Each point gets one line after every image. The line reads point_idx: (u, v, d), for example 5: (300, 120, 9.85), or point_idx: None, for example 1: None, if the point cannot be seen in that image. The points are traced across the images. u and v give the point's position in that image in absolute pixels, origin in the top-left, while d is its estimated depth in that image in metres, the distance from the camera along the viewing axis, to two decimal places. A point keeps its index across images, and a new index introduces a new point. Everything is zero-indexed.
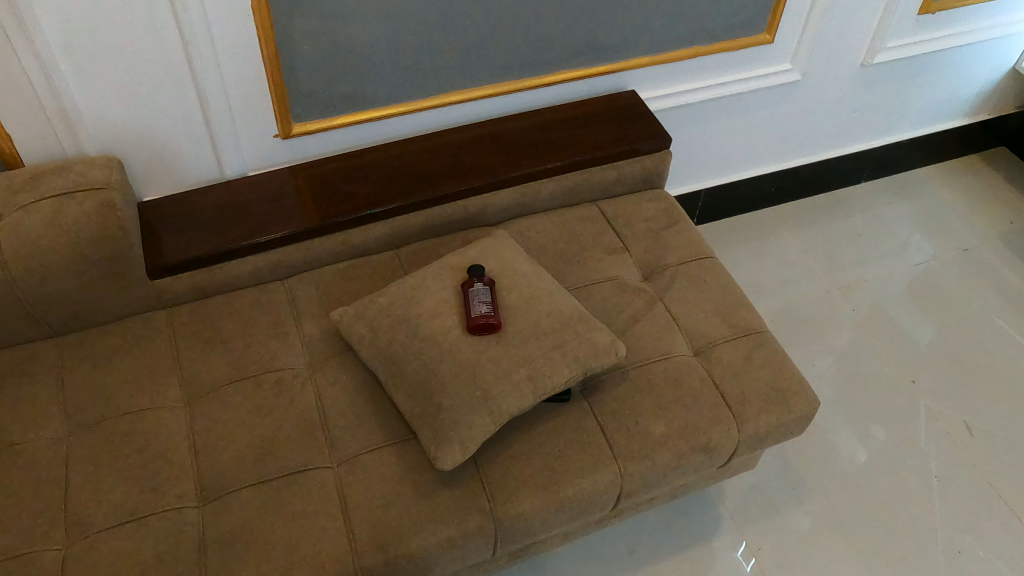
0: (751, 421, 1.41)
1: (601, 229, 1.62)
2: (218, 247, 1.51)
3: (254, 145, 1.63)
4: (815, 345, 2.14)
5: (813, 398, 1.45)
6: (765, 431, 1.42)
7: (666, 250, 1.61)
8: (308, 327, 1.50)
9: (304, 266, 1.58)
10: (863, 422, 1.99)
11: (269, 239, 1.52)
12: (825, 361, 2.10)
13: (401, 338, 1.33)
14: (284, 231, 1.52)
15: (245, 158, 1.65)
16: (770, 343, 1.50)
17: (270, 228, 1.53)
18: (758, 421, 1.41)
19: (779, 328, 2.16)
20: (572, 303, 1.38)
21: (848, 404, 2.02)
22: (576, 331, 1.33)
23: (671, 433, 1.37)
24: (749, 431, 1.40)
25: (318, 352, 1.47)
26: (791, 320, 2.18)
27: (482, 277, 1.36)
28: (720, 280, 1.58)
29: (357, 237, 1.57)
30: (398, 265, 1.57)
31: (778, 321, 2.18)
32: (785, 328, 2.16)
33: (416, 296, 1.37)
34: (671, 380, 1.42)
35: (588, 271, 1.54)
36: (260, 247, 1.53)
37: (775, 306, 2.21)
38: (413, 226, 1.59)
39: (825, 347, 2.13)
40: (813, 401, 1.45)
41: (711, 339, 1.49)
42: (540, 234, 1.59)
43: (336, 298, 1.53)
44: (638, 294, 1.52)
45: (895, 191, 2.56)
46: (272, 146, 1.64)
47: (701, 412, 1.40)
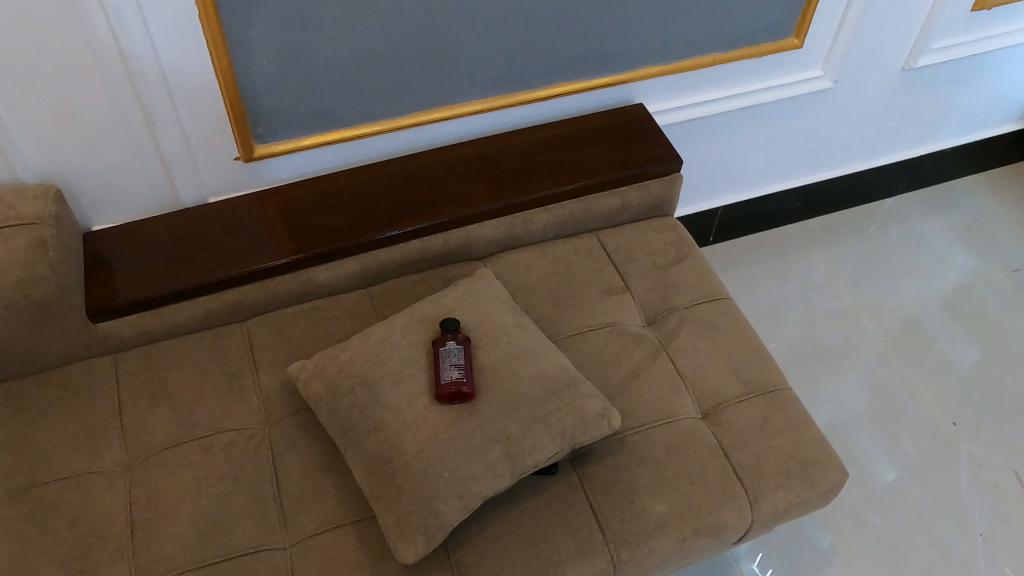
0: (768, 497, 1.22)
1: (600, 265, 1.43)
2: (167, 287, 1.34)
3: (212, 170, 1.46)
4: (845, 379, 1.93)
5: (838, 471, 1.27)
6: (784, 508, 1.23)
7: (673, 289, 1.42)
8: (266, 379, 1.33)
9: (265, 306, 1.41)
10: (896, 469, 1.79)
11: (224, 278, 1.35)
12: (857, 397, 1.90)
13: (361, 403, 1.15)
14: (241, 270, 1.35)
15: (204, 184, 1.47)
16: (791, 402, 1.32)
17: (226, 265, 1.37)
18: (775, 499, 1.22)
19: (806, 360, 1.96)
20: (559, 361, 1.20)
21: (882, 449, 1.82)
22: (562, 398, 1.15)
23: (672, 512, 1.19)
24: (764, 509, 1.22)
25: (275, 410, 1.30)
26: (819, 352, 1.97)
27: (455, 334, 1.18)
28: (734, 326, 1.38)
29: (323, 275, 1.39)
30: (370, 306, 1.39)
31: (803, 353, 1.97)
32: (811, 360, 1.96)
33: (381, 352, 1.19)
34: (674, 448, 1.24)
35: (583, 314, 1.36)
36: (215, 287, 1.36)
37: (800, 335, 2.01)
38: (387, 263, 1.41)
39: (857, 381, 1.93)
40: (840, 473, 1.27)
41: (723, 397, 1.30)
42: (530, 271, 1.41)
43: (298, 345, 1.36)
44: (639, 343, 1.33)
45: (934, 202, 2.33)
46: (233, 170, 1.47)
47: (709, 487, 1.22)
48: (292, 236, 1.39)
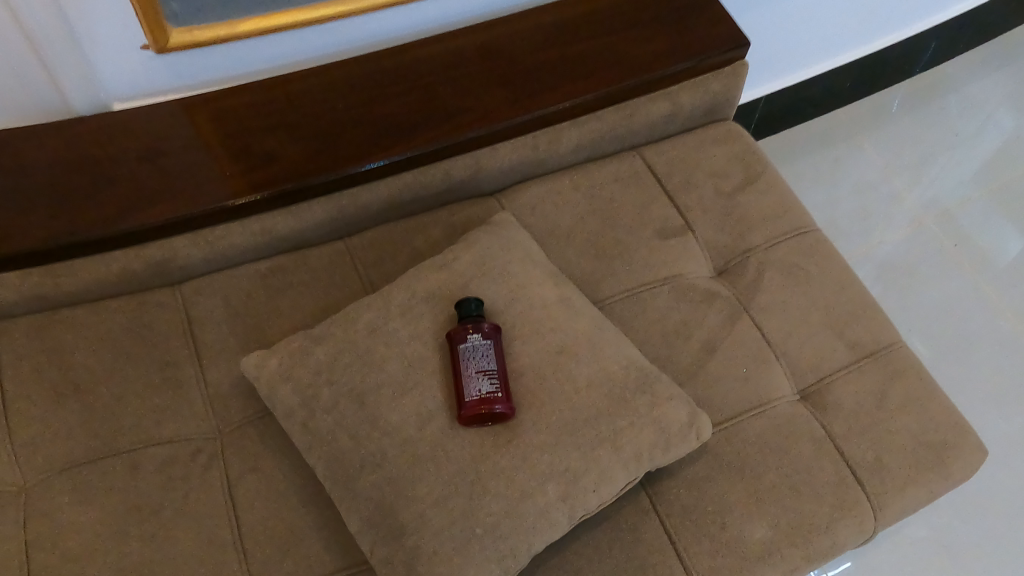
0: (896, 500, 0.95)
1: (650, 197, 1.14)
2: (63, 237, 0.96)
3: (113, 64, 1.01)
4: (916, 295, 1.63)
5: (977, 453, 0.99)
6: (913, 510, 0.97)
7: (748, 225, 1.13)
8: (212, 372, 0.98)
9: (204, 266, 1.03)
10: (976, 395, 1.51)
11: (149, 226, 0.98)
12: (929, 314, 1.61)
13: (353, 426, 0.82)
14: (166, 214, 0.98)
15: (102, 80, 1.03)
16: (911, 364, 1.04)
17: (147, 205, 0.98)
18: (903, 502, 0.95)
19: (870, 276, 1.66)
20: (621, 352, 0.88)
21: (959, 371, 1.54)
22: (635, 409, 0.84)
23: (777, 534, 0.91)
24: (890, 516, 0.95)
25: (227, 417, 0.96)
26: (886, 268, 1.67)
27: (477, 323, 0.84)
28: (828, 266, 1.11)
29: (285, 227, 1.03)
30: (351, 265, 1.05)
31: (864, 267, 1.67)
32: (877, 277, 1.66)
33: (375, 350, 0.85)
34: (770, 451, 0.96)
35: (635, 269, 1.07)
36: (137, 239, 0.99)
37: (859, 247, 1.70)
38: (374, 203, 1.06)
39: (928, 294, 1.63)
40: (979, 456, 0.99)
41: (828, 368, 1.03)
42: (563, 212, 1.11)
43: (255, 322, 1.00)
44: (712, 303, 1.06)
45: (986, 67, 2.00)
46: (143, 65, 1.03)
47: (820, 499, 0.94)
48: (240, 172, 1.02)
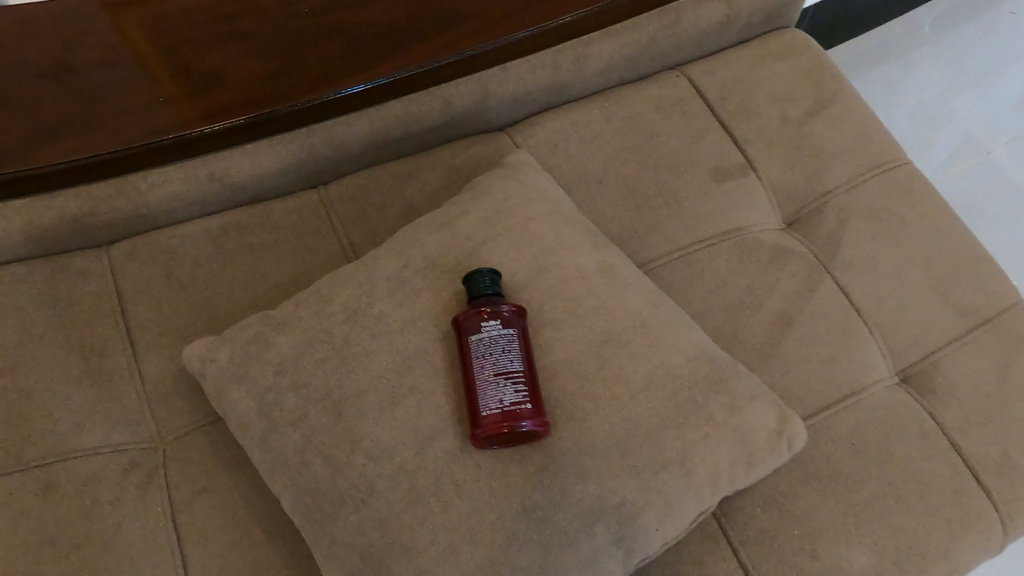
0: None
1: (702, 128, 0.90)
2: None
3: None
4: (987, 237, 1.41)
5: None
6: None
7: (825, 160, 0.90)
8: (149, 360, 0.75)
9: (138, 223, 0.79)
10: None
11: (61, 166, 0.74)
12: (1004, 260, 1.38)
13: (328, 448, 0.60)
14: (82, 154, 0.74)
15: None
16: None
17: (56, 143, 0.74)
18: None
19: None
20: (686, 338, 0.66)
21: None
22: (709, 416, 0.63)
23: (885, 563, 0.71)
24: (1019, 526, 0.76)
25: (169, 420, 0.73)
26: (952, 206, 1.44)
27: (494, 305, 0.62)
28: (926, 207, 0.89)
29: (241, 171, 0.79)
30: (326, 221, 0.82)
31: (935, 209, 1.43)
32: None
33: (356, 341, 0.63)
34: (868, 453, 0.76)
35: (687, 220, 0.85)
36: (51, 183, 0.76)
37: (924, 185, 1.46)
38: (356, 141, 0.83)
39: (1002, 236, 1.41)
40: None
41: (932, 342, 0.83)
42: (592, 150, 0.88)
43: (203, 297, 0.77)
44: (785, 263, 0.84)
45: None
46: None
47: (938, 512, 0.74)
48: (180, 99, 0.77)
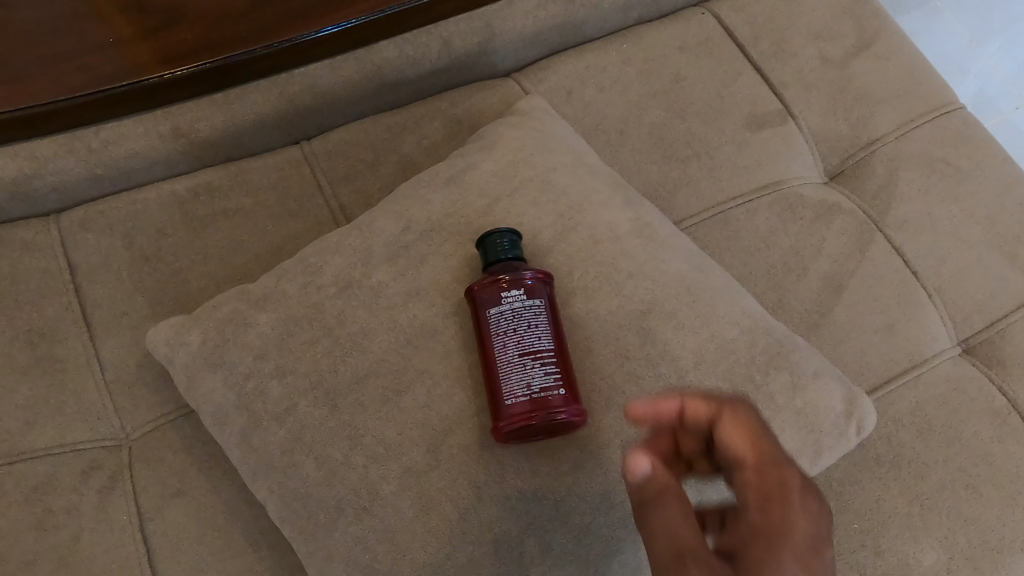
0: None
1: (733, 71, 0.81)
2: None
3: None
4: None
5: None
6: None
7: (872, 105, 0.81)
8: (110, 345, 0.65)
9: (92, 186, 0.68)
10: None
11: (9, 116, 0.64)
12: None
13: (322, 447, 0.51)
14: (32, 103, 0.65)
15: None
16: None
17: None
18: None
19: None
20: (737, 308, 0.57)
21: None
22: (770, 398, 0.54)
23: (956, 561, 0.62)
24: None
25: (134, 413, 0.63)
26: None
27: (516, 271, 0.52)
28: (987, 157, 0.80)
29: (211, 124, 0.69)
30: (312, 182, 0.72)
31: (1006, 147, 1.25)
32: None
33: (351, 318, 0.53)
34: (934, 434, 0.67)
35: (720, 173, 0.75)
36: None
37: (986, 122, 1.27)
38: (343, 89, 0.72)
39: None
40: None
41: (998, 307, 0.73)
42: (611, 96, 0.78)
43: (170, 272, 0.67)
44: (832, 220, 0.75)
45: None
46: None
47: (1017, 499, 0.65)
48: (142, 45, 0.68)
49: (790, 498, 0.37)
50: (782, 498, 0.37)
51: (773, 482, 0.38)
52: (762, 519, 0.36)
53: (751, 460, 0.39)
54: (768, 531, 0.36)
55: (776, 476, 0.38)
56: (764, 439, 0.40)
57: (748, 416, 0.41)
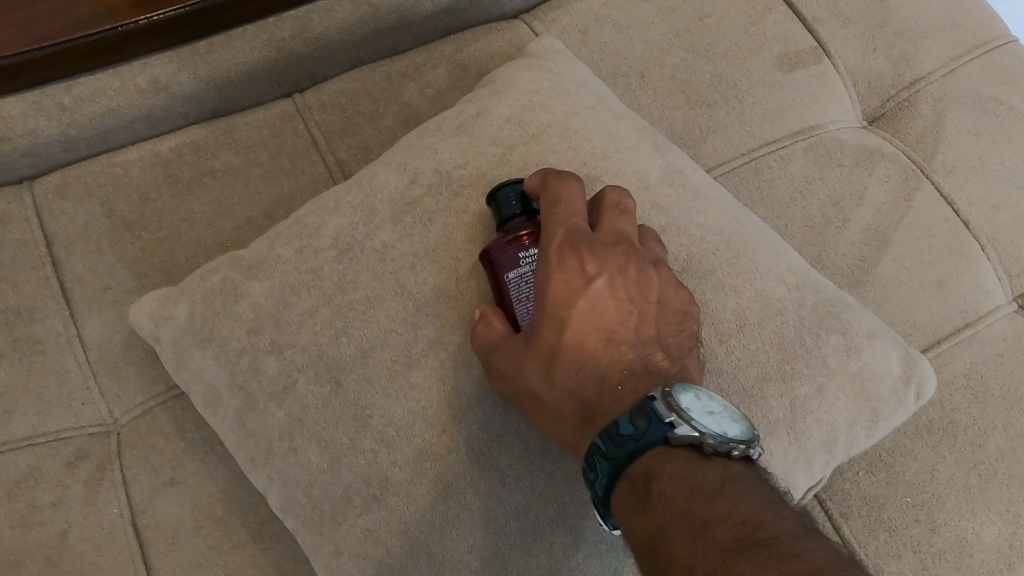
0: None
1: (763, 7, 0.74)
2: None
3: None
4: None
5: None
6: None
7: (914, 40, 0.75)
8: (93, 322, 0.59)
9: (66, 149, 0.62)
10: None
11: None
12: None
13: (325, 429, 0.45)
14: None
15: None
16: None
17: None
18: None
19: None
20: (784, 263, 0.52)
21: None
22: (822, 362, 0.49)
23: (1019, 537, 0.57)
24: None
25: (121, 396, 0.58)
26: None
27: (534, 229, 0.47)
28: None
29: (195, 78, 0.63)
30: (308, 138, 0.66)
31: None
32: None
33: (354, 283, 0.48)
34: (992, 398, 0.61)
35: (752, 117, 0.69)
36: None
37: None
38: (340, 35, 0.66)
39: None
40: None
41: None
42: (631, 36, 0.71)
43: (154, 240, 0.62)
44: (874, 166, 0.69)
45: None
46: None
47: None
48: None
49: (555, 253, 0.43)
50: (549, 255, 0.43)
51: (546, 245, 0.44)
52: (535, 279, 0.43)
53: (541, 227, 0.45)
54: (540, 286, 0.43)
55: (548, 238, 0.44)
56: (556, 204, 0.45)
57: (558, 189, 0.46)
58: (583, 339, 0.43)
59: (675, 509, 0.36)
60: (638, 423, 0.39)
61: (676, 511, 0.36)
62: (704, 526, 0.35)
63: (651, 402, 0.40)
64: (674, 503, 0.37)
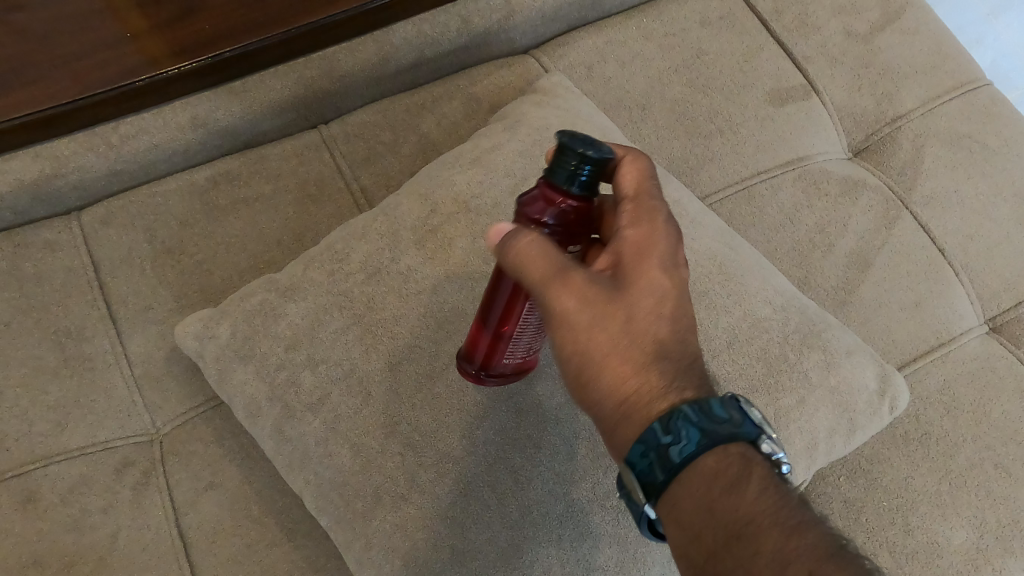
0: None
1: (755, 46, 0.80)
2: None
3: None
4: None
5: None
6: None
7: (895, 78, 0.81)
8: (137, 340, 0.65)
9: (112, 181, 0.68)
10: None
11: (25, 119, 0.63)
12: None
13: (357, 435, 0.50)
14: (50, 107, 0.64)
15: None
16: None
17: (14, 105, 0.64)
18: None
19: None
20: (770, 286, 0.57)
21: None
22: (804, 376, 0.54)
23: (986, 541, 0.62)
24: None
25: (164, 407, 0.64)
26: None
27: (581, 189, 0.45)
28: (1013, 135, 0.80)
29: (232, 113, 0.69)
30: (333, 167, 0.71)
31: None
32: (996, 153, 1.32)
33: (382, 303, 0.53)
34: (964, 412, 0.67)
35: (744, 148, 0.74)
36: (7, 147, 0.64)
37: (1005, 96, 1.23)
38: (364, 74, 0.72)
39: None
40: None
41: None
42: (632, 72, 0.77)
43: (193, 264, 0.67)
44: (858, 194, 0.74)
45: None
46: None
47: None
48: (156, 42, 0.68)
49: (659, 221, 0.43)
50: (652, 220, 0.43)
51: (647, 208, 0.44)
52: (634, 232, 0.43)
53: (631, 193, 0.44)
54: (636, 242, 0.42)
55: (650, 205, 0.44)
56: (650, 185, 0.46)
57: (640, 167, 0.46)
58: (676, 314, 0.42)
59: (772, 502, 0.37)
60: (733, 412, 0.39)
61: (777, 500, 0.37)
62: (798, 527, 0.36)
63: (741, 400, 0.40)
64: (773, 495, 0.37)
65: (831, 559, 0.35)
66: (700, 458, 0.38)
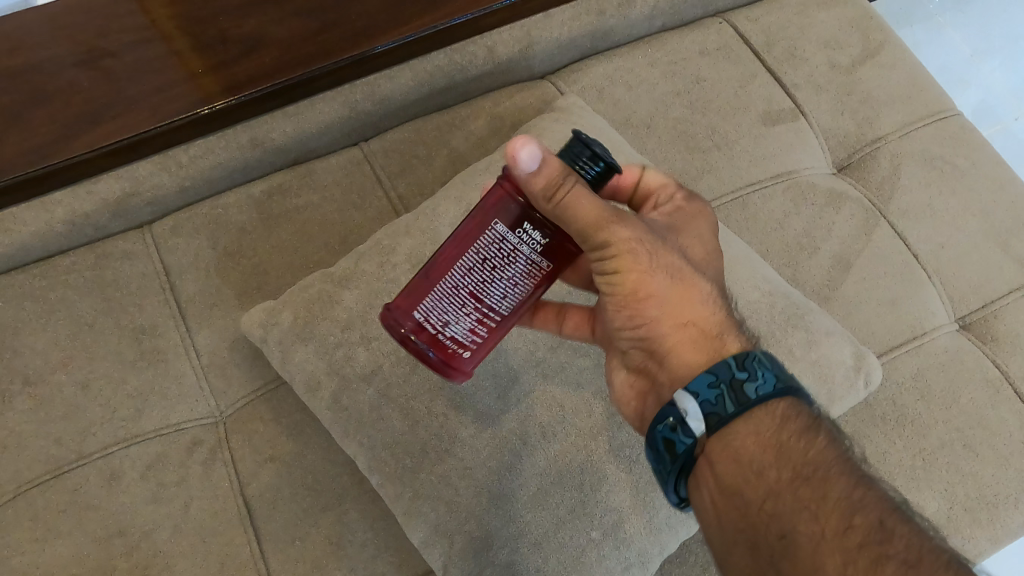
0: None
1: (749, 74, 0.89)
2: None
3: None
4: None
5: None
6: None
7: (874, 101, 0.90)
8: (204, 333, 0.73)
9: (179, 196, 0.77)
10: None
11: (108, 149, 0.74)
12: None
13: (407, 400, 0.59)
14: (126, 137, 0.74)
15: None
16: None
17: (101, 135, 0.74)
18: None
19: None
20: (759, 274, 0.66)
21: None
22: (789, 349, 0.62)
23: (955, 510, 0.70)
24: None
25: (227, 393, 0.72)
26: None
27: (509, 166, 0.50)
28: (979, 154, 0.89)
29: (286, 132, 0.78)
30: (373, 179, 0.80)
31: (1004, 154, 1.30)
32: None
33: None
34: (937, 398, 0.75)
35: (740, 163, 0.83)
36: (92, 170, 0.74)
37: (986, 130, 1.32)
38: (401, 97, 0.82)
39: None
40: None
41: (994, 293, 0.82)
42: (639, 95, 0.86)
43: (251, 266, 0.76)
44: (842, 204, 0.83)
45: None
46: None
47: (1009, 451, 0.73)
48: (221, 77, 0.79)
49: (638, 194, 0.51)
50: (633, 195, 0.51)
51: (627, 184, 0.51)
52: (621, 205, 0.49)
53: None
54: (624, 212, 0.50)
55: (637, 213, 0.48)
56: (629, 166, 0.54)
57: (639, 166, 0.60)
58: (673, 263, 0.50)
59: (832, 454, 0.45)
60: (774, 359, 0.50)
61: (839, 452, 0.46)
62: (859, 476, 0.44)
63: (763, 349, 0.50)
64: (833, 449, 0.46)
65: (889, 507, 0.43)
66: (771, 402, 0.47)
